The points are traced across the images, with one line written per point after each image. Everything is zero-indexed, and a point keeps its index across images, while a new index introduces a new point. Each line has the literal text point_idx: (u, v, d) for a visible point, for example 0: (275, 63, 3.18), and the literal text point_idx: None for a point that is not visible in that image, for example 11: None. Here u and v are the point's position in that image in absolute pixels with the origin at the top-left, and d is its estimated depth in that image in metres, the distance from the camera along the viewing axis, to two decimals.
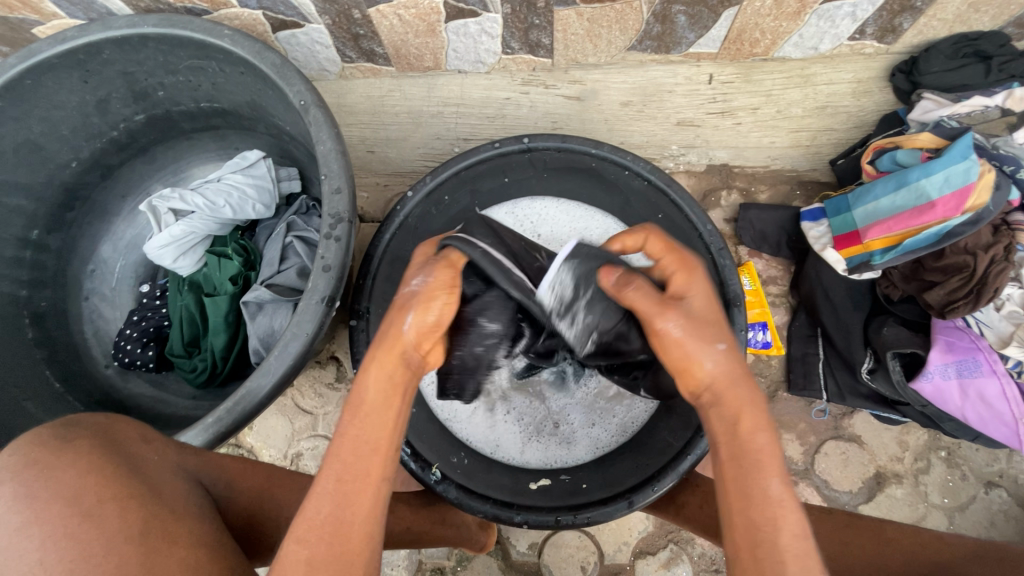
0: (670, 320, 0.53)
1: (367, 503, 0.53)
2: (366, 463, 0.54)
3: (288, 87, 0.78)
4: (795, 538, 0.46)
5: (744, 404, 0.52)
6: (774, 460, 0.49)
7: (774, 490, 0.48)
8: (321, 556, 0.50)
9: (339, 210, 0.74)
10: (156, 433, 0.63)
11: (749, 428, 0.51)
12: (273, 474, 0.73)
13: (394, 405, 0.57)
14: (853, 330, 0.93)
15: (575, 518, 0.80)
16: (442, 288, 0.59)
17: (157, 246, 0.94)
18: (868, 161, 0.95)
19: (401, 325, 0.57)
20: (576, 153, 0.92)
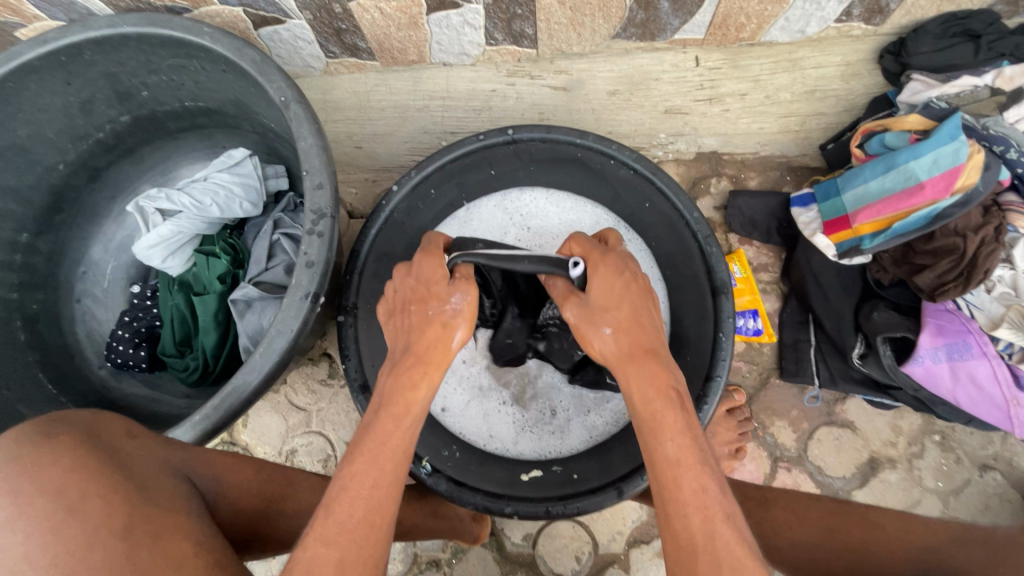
0: (567, 311, 0.67)
1: (391, 510, 0.56)
2: (395, 470, 0.58)
3: (268, 83, 0.78)
4: (695, 493, 0.52)
5: (634, 374, 0.60)
6: (670, 425, 0.56)
7: (671, 451, 0.55)
8: (353, 557, 0.51)
9: (322, 205, 0.74)
10: (142, 429, 0.63)
11: (643, 400, 0.58)
12: (262, 468, 0.73)
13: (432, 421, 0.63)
14: (843, 316, 0.93)
15: (565, 508, 0.80)
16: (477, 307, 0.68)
17: (145, 247, 0.94)
18: (856, 145, 0.94)
19: (451, 340, 0.67)
20: (562, 143, 0.92)
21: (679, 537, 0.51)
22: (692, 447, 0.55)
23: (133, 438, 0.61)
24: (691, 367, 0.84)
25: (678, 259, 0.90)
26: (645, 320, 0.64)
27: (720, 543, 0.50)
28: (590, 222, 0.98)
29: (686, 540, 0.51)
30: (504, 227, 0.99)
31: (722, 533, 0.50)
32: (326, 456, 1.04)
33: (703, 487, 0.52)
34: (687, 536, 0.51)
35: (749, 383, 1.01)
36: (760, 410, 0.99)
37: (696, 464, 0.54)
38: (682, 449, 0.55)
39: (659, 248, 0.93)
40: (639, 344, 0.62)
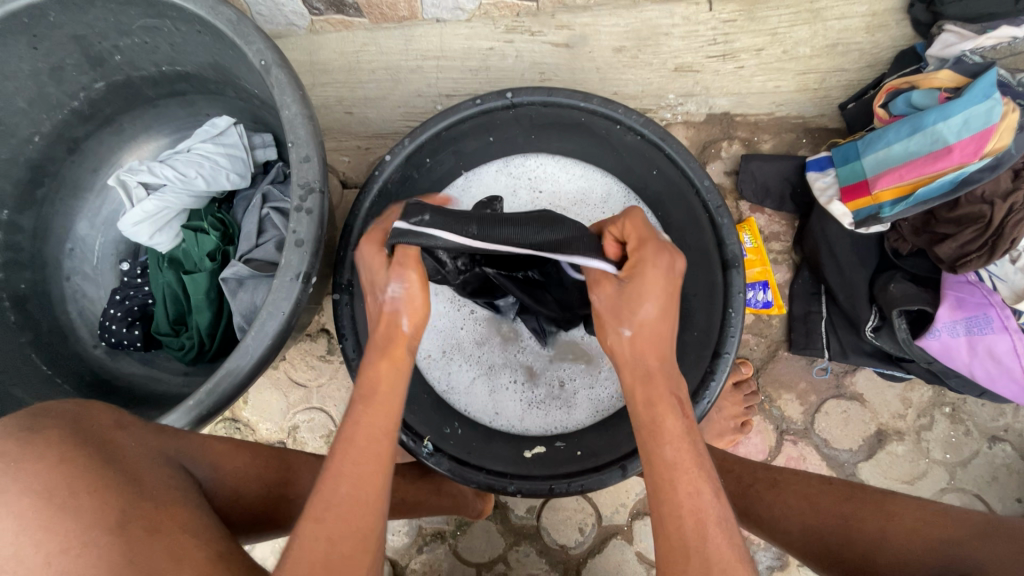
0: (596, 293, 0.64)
1: (378, 483, 0.56)
2: (376, 446, 0.58)
3: (247, 45, 0.73)
4: (689, 496, 0.53)
5: (639, 377, 0.60)
6: (672, 430, 0.56)
7: (670, 453, 0.55)
8: (340, 531, 0.52)
9: (309, 179, 0.70)
10: (130, 418, 0.61)
11: (645, 403, 0.58)
12: (259, 454, 0.71)
13: (398, 401, 0.62)
14: (857, 287, 0.89)
15: (570, 485, 0.78)
16: (415, 289, 0.64)
17: (132, 223, 0.90)
18: (880, 104, 0.88)
19: (399, 326, 0.64)
20: (563, 107, 0.85)
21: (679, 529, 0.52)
22: (687, 450, 0.56)
23: (122, 430, 0.59)
24: (698, 339, 0.82)
25: (688, 230, 0.86)
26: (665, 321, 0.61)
27: (711, 545, 0.51)
28: (601, 192, 0.98)
29: (678, 541, 0.52)
30: (513, 189, 0.99)
31: (715, 538, 0.51)
32: (327, 432, 1.04)
33: (701, 490, 0.53)
34: (682, 537, 0.52)
35: (756, 356, 0.98)
36: (767, 383, 0.97)
37: (699, 466, 0.54)
38: (681, 451, 0.56)
39: (668, 219, 0.90)
40: (653, 354, 0.61)
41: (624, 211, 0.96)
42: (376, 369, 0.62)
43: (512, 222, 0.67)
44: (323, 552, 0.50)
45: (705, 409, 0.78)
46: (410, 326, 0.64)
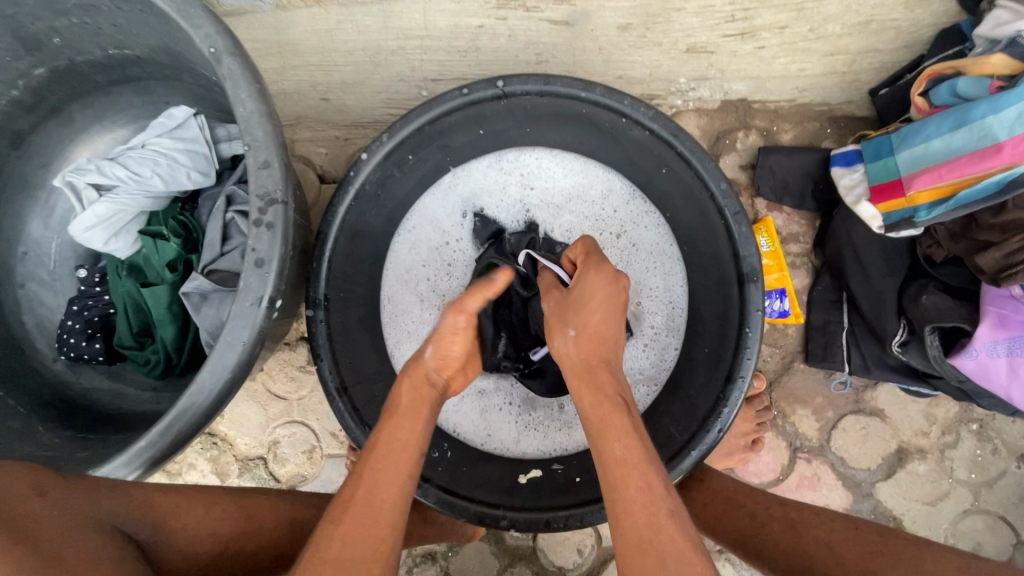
0: (546, 301, 0.67)
1: (393, 493, 0.56)
2: (396, 457, 0.58)
3: (193, 29, 0.63)
4: (640, 490, 0.51)
5: (586, 379, 0.59)
6: (619, 428, 0.55)
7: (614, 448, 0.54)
8: (352, 531, 0.53)
9: (270, 188, 0.61)
10: (56, 479, 0.53)
11: (591, 404, 0.57)
12: (214, 505, 0.64)
13: (420, 416, 0.62)
14: (886, 297, 0.81)
15: (567, 521, 0.71)
16: (456, 329, 0.69)
17: (83, 228, 0.81)
18: (919, 92, 0.78)
19: (422, 353, 0.68)
20: (561, 98, 0.75)
21: (631, 524, 0.50)
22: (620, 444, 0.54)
23: (44, 497, 0.51)
24: (709, 356, 0.76)
25: (701, 234, 0.78)
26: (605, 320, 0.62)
27: (665, 538, 0.49)
28: (600, 188, 0.89)
29: (636, 540, 0.49)
30: (504, 185, 0.92)
31: (668, 527, 0.49)
32: (310, 448, 0.97)
33: (654, 484, 0.51)
34: (640, 533, 0.49)
35: (770, 368, 0.91)
36: (781, 397, 0.90)
37: (650, 464, 0.53)
38: (632, 449, 0.53)
39: (678, 220, 0.82)
40: (597, 354, 0.61)
41: (627, 210, 0.88)
42: (398, 390, 0.65)
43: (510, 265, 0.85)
44: (336, 551, 0.51)
45: (716, 439, 0.70)
46: (434, 357, 0.68)
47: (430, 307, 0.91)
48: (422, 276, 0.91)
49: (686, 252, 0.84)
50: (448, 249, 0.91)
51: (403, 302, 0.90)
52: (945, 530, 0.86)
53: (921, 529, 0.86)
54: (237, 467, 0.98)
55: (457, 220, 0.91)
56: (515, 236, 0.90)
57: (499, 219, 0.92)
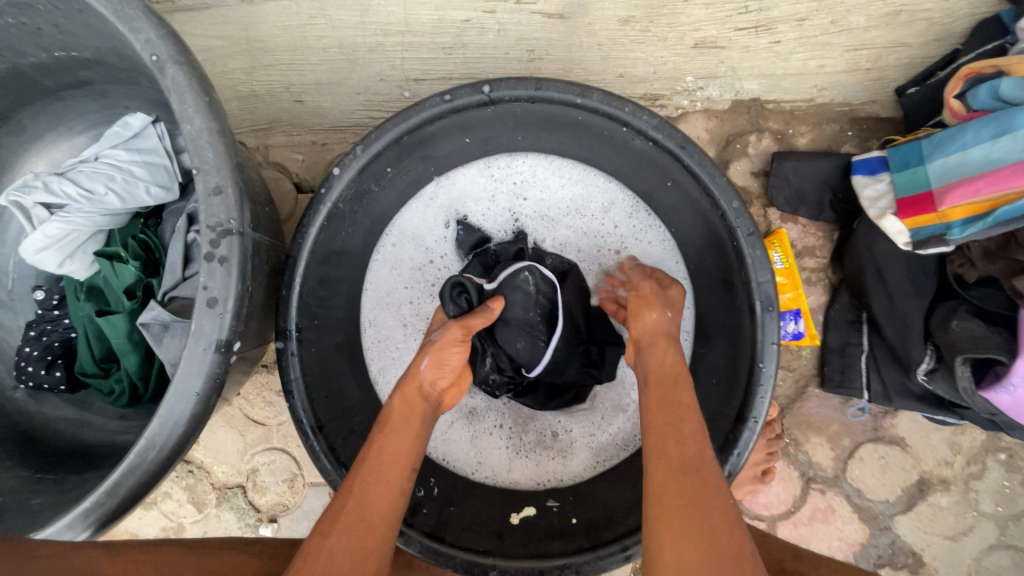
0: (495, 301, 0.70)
1: (384, 504, 0.55)
2: (389, 465, 0.58)
3: (132, 33, 0.55)
4: (697, 449, 0.53)
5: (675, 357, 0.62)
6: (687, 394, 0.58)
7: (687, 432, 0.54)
8: (343, 545, 0.51)
9: (222, 219, 0.54)
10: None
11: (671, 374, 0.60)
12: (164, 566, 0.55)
13: (414, 429, 0.62)
14: (911, 322, 0.74)
15: (563, 572, 0.64)
16: (455, 342, 0.67)
17: (34, 250, 0.74)
18: (953, 95, 0.70)
19: (419, 365, 0.65)
20: (555, 104, 0.67)
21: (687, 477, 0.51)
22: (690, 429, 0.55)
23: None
24: (718, 388, 0.70)
25: (710, 255, 0.71)
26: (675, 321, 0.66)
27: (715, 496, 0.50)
28: (600, 201, 0.82)
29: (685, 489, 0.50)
30: (493, 195, 0.84)
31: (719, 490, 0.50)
32: (291, 476, 0.92)
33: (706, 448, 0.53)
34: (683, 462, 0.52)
35: (782, 393, 0.84)
36: (794, 424, 0.84)
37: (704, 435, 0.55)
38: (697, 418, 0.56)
39: (685, 237, 0.75)
40: (670, 337, 0.64)
41: (629, 224, 0.81)
42: (392, 404, 0.63)
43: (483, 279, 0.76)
44: (324, 562, 0.49)
45: None
46: (428, 369, 0.65)
47: (413, 330, 0.84)
48: (402, 297, 0.84)
49: (693, 270, 0.77)
50: (431, 267, 0.85)
51: (386, 326, 0.84)
52: (968, 566, 0.80)
53: (941, 564, 0.81)
54: (215, 497, 0.92)
55: (441, 233, 0.84)
56: (500, 247, 0.81)
57: (484, 228, 0.85)
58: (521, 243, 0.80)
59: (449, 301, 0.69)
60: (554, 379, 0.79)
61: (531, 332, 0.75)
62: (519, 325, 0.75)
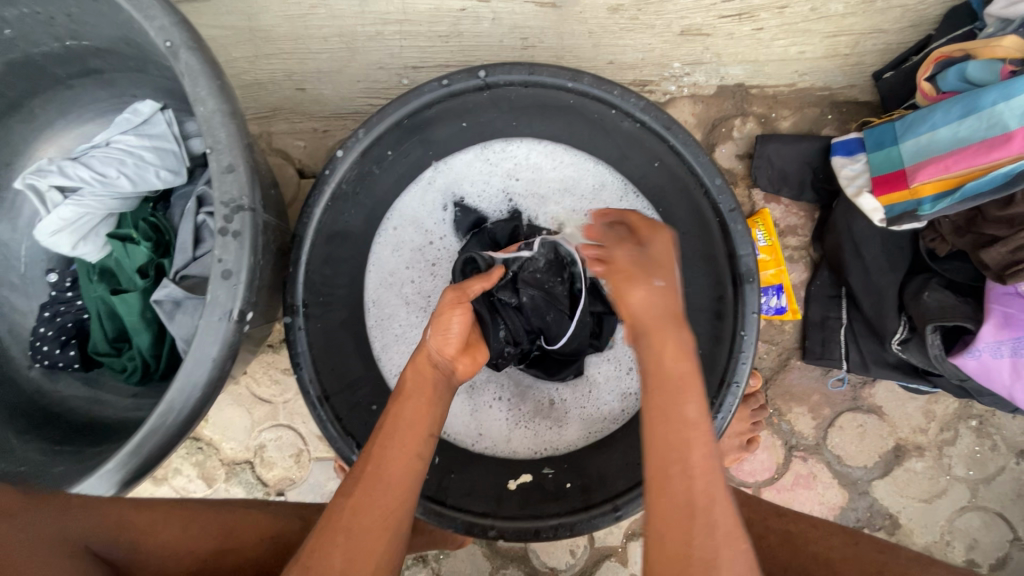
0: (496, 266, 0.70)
1: (399, 473, 0.56)
2: (400, 436, 0.58)
3: (147, 21, 0.58)
4: (704, 458, 0.48)
5: (665, 323, 0.55)
6: (694, 388, 0.52)
7: (696, 460, 0.48)
8: (365, 504, 0.53)
9: (235, 195, 0.58)
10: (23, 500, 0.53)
11: (672, 357, 0.53)
12: (193, 524, 0.62)
13: (426, 399, 0.61)
14: (886, 294, 0.78)
15: (559, 530, 0.68)
16: (453, 307, 0.65)
17: (49, 233, 0.77)
18: (925, 77, 0.73)
19: (425, 335, 0.65)
20: (547, 88, 0.70)
21: (690, 491, 0.47)
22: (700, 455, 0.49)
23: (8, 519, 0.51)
24: (703, 358, 0.74)
25: (693, 231, 0.75)
26: (669, 294, 0.57)
27: (719, 507, 0.47)
28: (592, 182, 0.86)
29: (687, 503, 0.47)
30: (488, 176, 0.88)
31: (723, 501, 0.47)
32: (297, 451, 0.96)
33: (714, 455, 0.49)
34: (688, 497, 0.47)
35: (766, 365, 0.88)
36: (777, 395, 0.88)
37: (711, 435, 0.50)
38: (702, 414, 0.51)
39: (669, 216, 0.79)
40: (672, 311, 0.56)
41: (618, 206, 0.85)
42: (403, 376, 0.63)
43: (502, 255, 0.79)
44: (347, 523, 0.52)
45: None
46: (433, 340, 0.64)
47: (414, 309, 0.88)
48: (403, 278, 0.88)
49: None
50: (430, 248, 0.88)
51: (387, 306, 0.87)
52: (942, 527, 0.85)
53: (917, 526, 0.85)
54: (224, 472, 0.96)
55: (438, 215, 0.88)
56: (496, 224, 0.85)
57: (479, 207, 0.88)
58: (518, 221, 0.85)
59: (462, 277, 0.78)
60: (565, 351, 0.83)
61: (557, 306, 0.79)
62: (541, 299, 0.79)
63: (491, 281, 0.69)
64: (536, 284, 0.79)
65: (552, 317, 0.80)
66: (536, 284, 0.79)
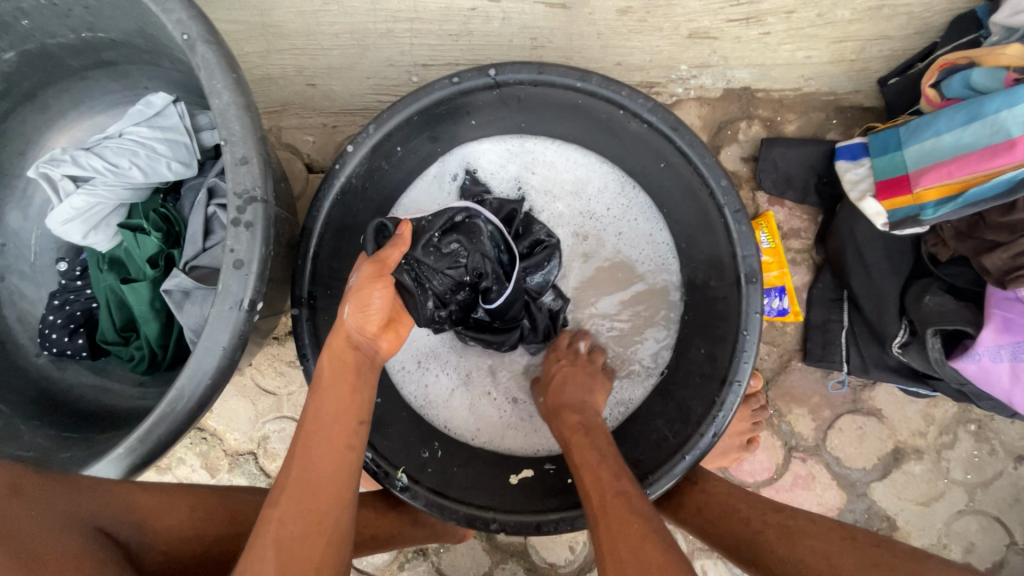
0: (403, 226, 0.68)
1: (330, 463, 0.58)
2: (328, 429, 0.60)
3: (165, 14, 0.59)
4: (594, 477, 0.61)
5: (565, 411, 0.72)
6: (584, 438, 0.67)
7: (589, 482, 0.61)
8: (292, 512, 0.54)
9: (248, 186, 0.59)
10: (35, 478, 0.54)
11: (568, 427, 0.70)
12: (199, 507, 0.64)
13: (349, 382, 0.63)
14: (888, 299, 0.79)
15: (559, 524, 0.69)
16: (371, 284, 0.65)
17: (60, 222, 0.78)
18: (930, 84, 0.74)
19: (341, 316, 0.65)
20: (556, 88, 0.71)
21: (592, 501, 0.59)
22: (609, 472, 0.61)
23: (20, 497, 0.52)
24: (705, 356, 0.75)
25: (699, 232, 0.76)
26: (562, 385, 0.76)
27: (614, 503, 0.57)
28: (597, 184, 0.87)
29: (594, 510, 0.58)
30: (505, 162, 0.88)
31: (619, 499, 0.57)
32: None
33: (611, 472, 0.61)
34: (591, 506, 0.58)
35: (767, 367, 0.89)
36: (777, 396, 0.88)
37: (607, 459, 0.63)
38: (591, 451, 0.64)
39: (675, 215, 0.81)
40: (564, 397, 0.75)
41: (620, 204, 0.87)
42: (321, 369, 0.64)
43: (431, 218, 0.77)
44: (275, 533, 0.52)
45: (709, 443, 0.68)
46: (349, 316, 0.65)
47: None
48: None
49: (683, 248, 0.82)
50: None
51: None
52: (939, 530, 0.86)
53: (914, 528, 0.86)
54: (227, 462, 0.97)
55: (447, 186, 0.88)
56: (496, 201, 0.86)
57: (490, 184, 0.89)
58: (513, 204, 0.85)
59: (375, 246, 0.73)
60: (505, 316, 0.84)
61: (497, 270, 0.80)
62: (477, 262, 0.78)
63: (406, 246, 0.68)
64: (470, 248, 0.77)
65: (488, 282, 0.80)
66: (469, 252, 0.77)
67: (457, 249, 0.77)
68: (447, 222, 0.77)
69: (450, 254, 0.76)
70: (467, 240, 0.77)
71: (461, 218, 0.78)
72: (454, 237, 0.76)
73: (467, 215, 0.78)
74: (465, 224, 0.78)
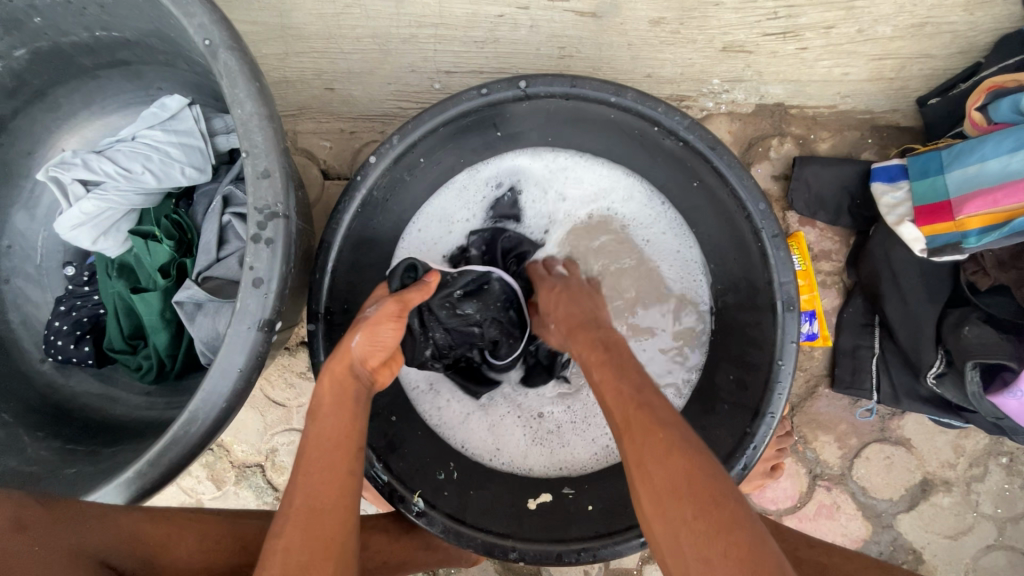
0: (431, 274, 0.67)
1: (333, 493, 0.54)
2: (329, 456, 0.56)
3: (187, 18, 0.56)
4: (616, 393, 0.57)
5: (576, 328, 0.68)
6: (600, 355, 0.63)
7: (611, 401, 0.57)
8: (297, 542, 0.51)
9: (270, 202, 0.56)
10: (41, 509, 0.52)
11: (582, 348, 0.66)
12: (209, 535, 0.62)
13: (350, 409, 0.60)
14: (924, 328, 0.76)
15: (580, 555, 0.66)
16: (388, 317, 0.63)
17: (69, 227, 0.75)
18: (976, 107, 0.71)
19: (349, 343, 0.62)
20: (589, 102, 0.68)
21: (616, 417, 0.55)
22: (632, 385, 0.57)
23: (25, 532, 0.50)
24: (735, 384, 0.73)
25: (732, 254, 0.73)
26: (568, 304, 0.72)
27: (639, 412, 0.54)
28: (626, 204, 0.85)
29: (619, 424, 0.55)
30: (542, 176, 0.85)
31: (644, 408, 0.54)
32: None
33: (635, 385, 0.57)
34: (617, 421, 0.55)
35: (793, 392, 0.87)
36: (803, 423, 0.86)
37: (625, 373, 0.59)
38: (608, 368, 0.61)
39: (705, 235, 0.78)
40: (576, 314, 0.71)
41: (651, 227, 0.84)
42: (319, 390, 0.61)
43: (457, 275, 0.76)
44: (280, 565, 0.49)
45: (739, 475, 0.66)
46: (358, 345, 0.62)
47: None
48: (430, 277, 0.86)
49: (713, 268, 0.80)
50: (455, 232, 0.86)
51: None
52: (965, 564, 0.83)
53: (940, 562, 0.83)
54: (234, 475, 0.94)
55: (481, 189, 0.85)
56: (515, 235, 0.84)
57: (525, 196, 0.86)
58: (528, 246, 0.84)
59: (397, 286, 0.67)
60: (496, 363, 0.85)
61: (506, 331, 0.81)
62: (488, 324, 0.79)
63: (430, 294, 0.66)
64: (486, 316, 0.78)
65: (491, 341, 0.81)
66: (483, 318, 0.78)
67: (475, 314, 0.77)
68: (469, 282, 0.77)
69: (467, 318, 0.77)
70: (482, 306, 0.78)
71: (482, 278, 0.78)
72: (473, 302, 0.77)
73: (488, 281, 0.78)
74: (484, 285, 0.78)
